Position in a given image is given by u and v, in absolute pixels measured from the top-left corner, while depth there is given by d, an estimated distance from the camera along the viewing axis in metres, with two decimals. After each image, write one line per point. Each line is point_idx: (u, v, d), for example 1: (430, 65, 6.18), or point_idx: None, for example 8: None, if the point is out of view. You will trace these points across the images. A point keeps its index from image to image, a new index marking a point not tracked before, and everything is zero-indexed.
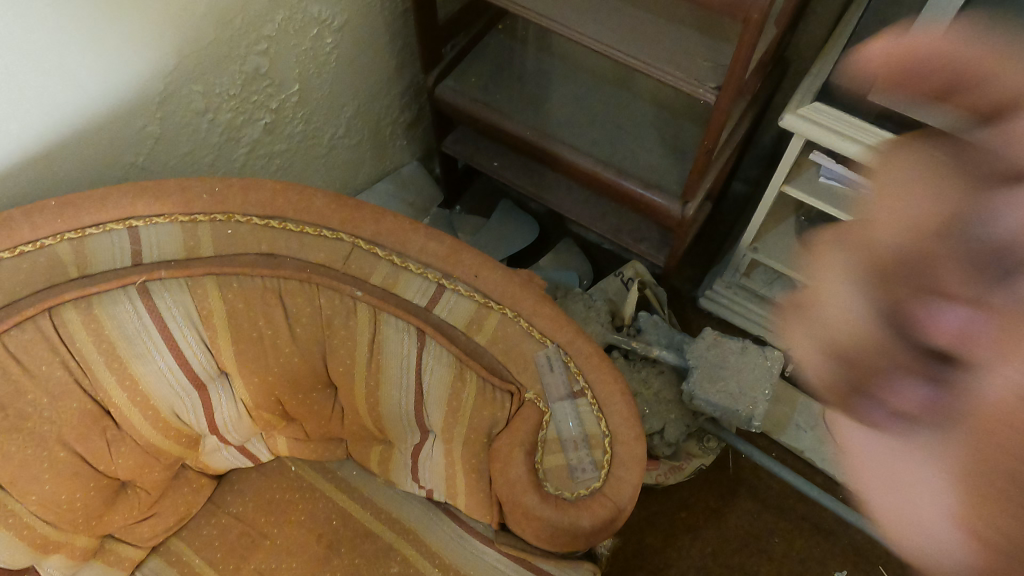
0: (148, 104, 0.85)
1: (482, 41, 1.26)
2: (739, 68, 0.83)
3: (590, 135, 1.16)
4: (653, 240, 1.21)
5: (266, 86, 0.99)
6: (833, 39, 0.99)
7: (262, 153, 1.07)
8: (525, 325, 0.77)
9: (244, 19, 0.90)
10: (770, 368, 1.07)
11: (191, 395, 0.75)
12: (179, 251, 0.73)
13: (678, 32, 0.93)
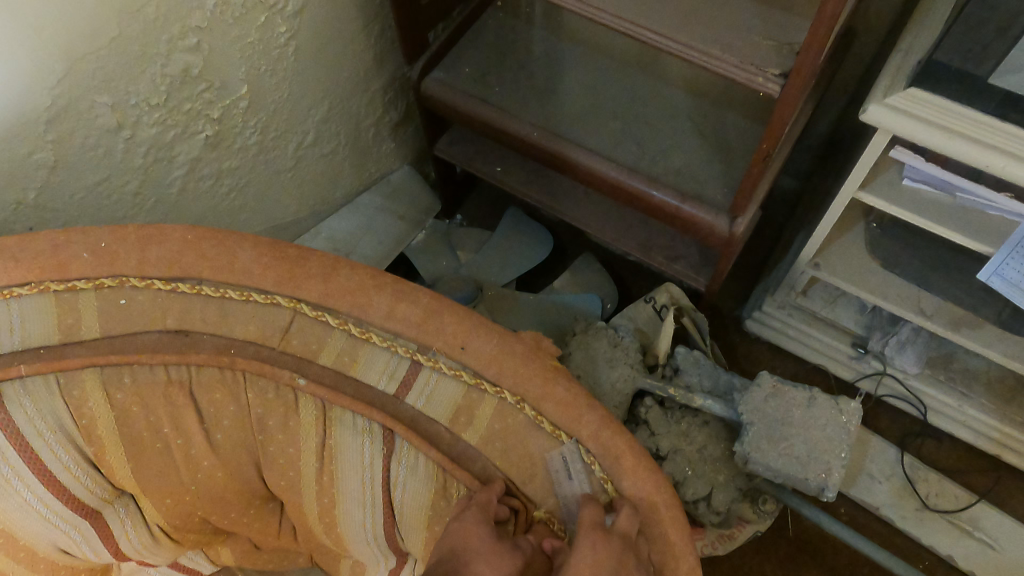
0: (32, 124, 0.65)
1: (477, 22, 1.04)
2: (815, 47, 0.60)
3: (612, 134, 0.94)
4: (692, 259, 0.99)
5: (201, 90, 0.79)
6: (929, 3, 0.76)
7: (205, 173, 0.86)
8: (533, 414, 0.56)
9: (161, 7, 0.69)
10: (846, 425, 0.85)
11: (79, 530, 0.55)
12: (51, 334, 0.53)
13: (727, 1, 0.70)
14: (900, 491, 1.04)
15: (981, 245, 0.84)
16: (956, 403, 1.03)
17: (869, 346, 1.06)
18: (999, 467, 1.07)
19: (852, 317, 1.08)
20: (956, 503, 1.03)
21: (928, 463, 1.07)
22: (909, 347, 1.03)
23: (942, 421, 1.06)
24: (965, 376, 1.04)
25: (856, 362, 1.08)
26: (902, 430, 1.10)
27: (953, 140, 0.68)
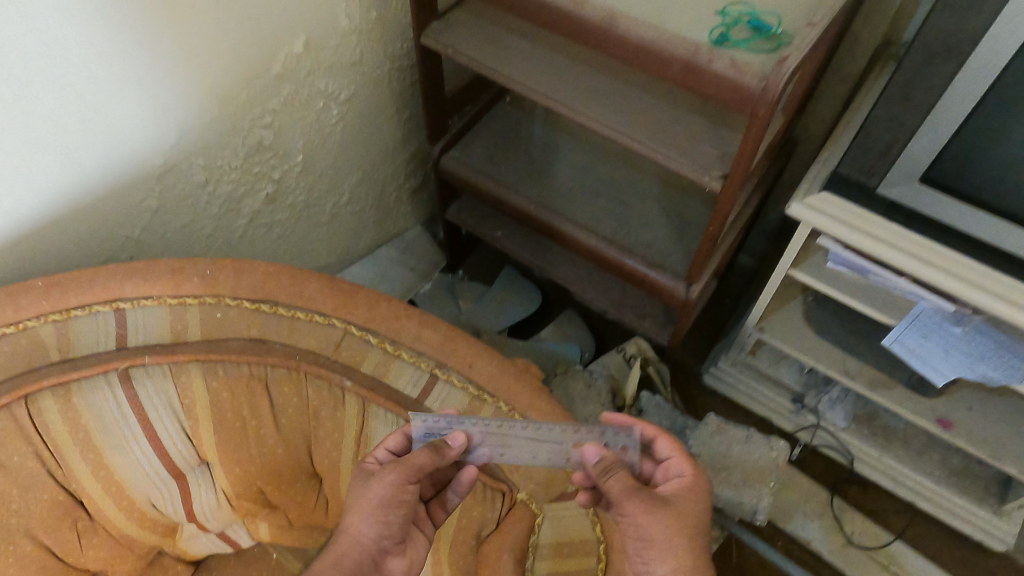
0: (147, 179, 0.84)
1: (488, 113, 1.26)
2: (744, 160, 0.81)
3: (595, 211, 1.15)
4: (657, 317, 1.19)
5: (269, 157, 0.99)
6: (843, 127, 0.98)
7: (262, 222, 1.06)
8: (521, 419, 0.74)
9: (250, 94, 0.90)
10: (775, 458, 1.03)
11: (169, 486, 0.72)
12: (165, 334, 0.70)
13: (684, 117, 0.92)
14: (829, 529, 1.21)
15: (885, 318, 1.04)
16: (876, 454, 1.21)
17: (805, 401, 1.25)
18: (915, 513, 1.24)
19: (793, 377, 1.28)
20: (877, 542, 1.20)
21: (855, 506, 1.24)
22: (840, 405, 1.22)
23: (865, 469, 1.24)
24: (885, 431, 1.22)
25: (795, 416, 1.26)
26: (834, 476, 1.28)
27: (851, 232, 0.89)
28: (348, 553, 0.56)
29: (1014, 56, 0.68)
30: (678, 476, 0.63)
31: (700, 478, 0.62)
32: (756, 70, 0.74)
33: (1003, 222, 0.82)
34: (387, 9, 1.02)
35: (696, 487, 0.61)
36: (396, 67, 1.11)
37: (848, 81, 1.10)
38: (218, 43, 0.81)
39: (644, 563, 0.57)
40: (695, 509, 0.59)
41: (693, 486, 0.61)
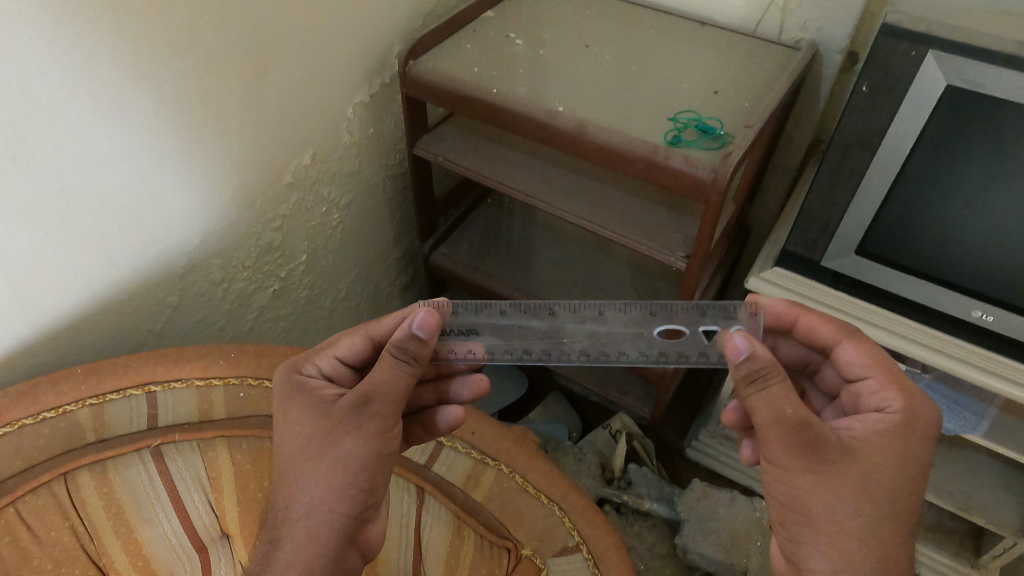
0: (171, 276, 0.93)
1: (472, 213, 1.39)
2: (703, 242, 0.92)
3: (574, 295, 1.25)
4: (638, 392, 1.27)
5: (277, 257, 1.08)
6: (786, 214, 1.12)
7: (268, 317, 1.14)
8: (520, 480, 0.85)
9: (263, 200, 1.00)
10: (759, 519, 1.13)
11: (191, 559, 0.75)
12: (192, 415, 0.80)
13: (648, 207, 1.05)
14: None
15: None
16: None
17: None
18: None
19: None
20: None
21: None
22: None
23: None
24: None
25: None
26: None
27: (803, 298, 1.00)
28: (320, 534, 0.59)
29: (916, 142, 0.82)
30: (883, 409, 0.61)
31: (912, 421, 0.59)
32: (706, 164, 0.87)
33: (945, 288, 0.94)
34: (382, 125, 1.16)
35: (899, 426, 0.59)
36: (389, 175, 1.24)
37: (788, 174, 1.26)
38: (239, 158, 0.92)
39: (795, 542, 0.58)
40: (897, 484, 0.57)
41: (904, 436, 0.58)
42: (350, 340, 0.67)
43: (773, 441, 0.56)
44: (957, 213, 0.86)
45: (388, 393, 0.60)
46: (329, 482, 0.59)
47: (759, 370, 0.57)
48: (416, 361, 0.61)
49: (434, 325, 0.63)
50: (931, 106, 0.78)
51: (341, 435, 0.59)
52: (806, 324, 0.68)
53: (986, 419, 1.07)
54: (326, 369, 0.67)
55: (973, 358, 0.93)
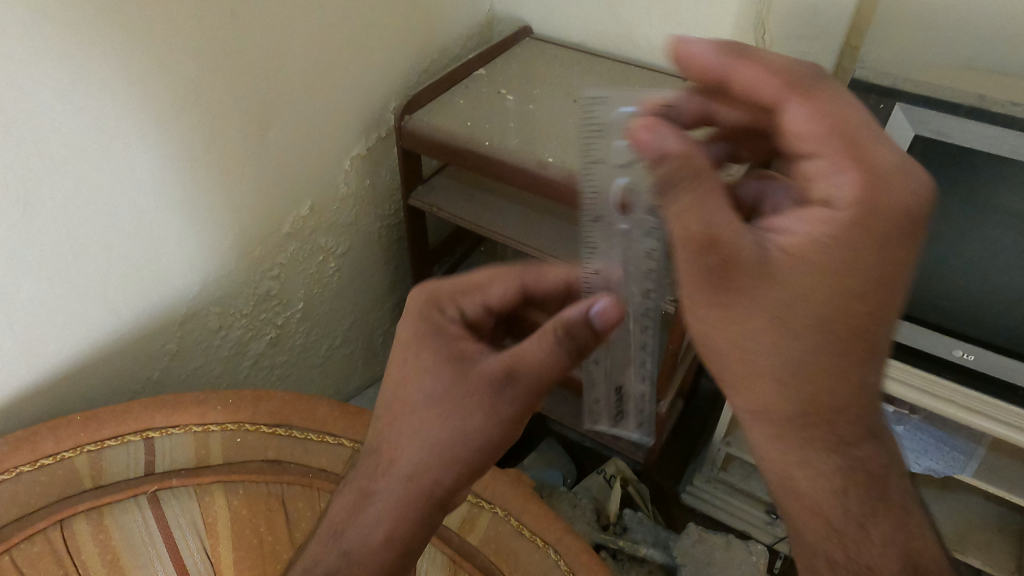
0: (170, 324, 0.94)
1: (466, 261, 1.42)
2: None
3: None
4: (632, 436, 1.28)
5: (274, 305, 1.10)
6: None
7: (264, 364, 1.15)
8: (516, 523, 0.85)
9: (263, 250, 1.03)
10: (756, 562, 1.13)
11: None
12: (189, 460, 0.79)
13: None
14: None
15: None
16: None
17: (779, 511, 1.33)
18: None
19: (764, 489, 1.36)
20: None
21: None
22: None
23: None
24: None
25: (771, 526, 1.34)
26: None
27: None
28: (419, 497, 0.58)
29: None
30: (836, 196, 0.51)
31: (872, 221, 0.49)
32: None
33: (933, 331, 0.98)
34: (378, 176, 1.20)
35: (850, 228, 0.49)
36: (385, 224, 1.27)
37: None
38: (240, 208, 0.95)
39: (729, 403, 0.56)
40: (839, 299, 0.50)
41: (858, 232, 0.49)
42: (500, 286, 0.64)
43: (686, 275, 0.51)
44: (935, 256, 0.92)
45: (541, 374, 0.57)
46: (437, 461, 0.57)
47: (666, 173, 0.51)
48: (579, 354, 0.58)
49: (614, 319, 0.58)
50: (902, 152, 0.83)
51: (473, 407, 0.57)
52: (744, 74, 0.55)
53: (975, 458, 1.09)
54: (468, 313, 0.64)
55: (964, 400, 0.96)
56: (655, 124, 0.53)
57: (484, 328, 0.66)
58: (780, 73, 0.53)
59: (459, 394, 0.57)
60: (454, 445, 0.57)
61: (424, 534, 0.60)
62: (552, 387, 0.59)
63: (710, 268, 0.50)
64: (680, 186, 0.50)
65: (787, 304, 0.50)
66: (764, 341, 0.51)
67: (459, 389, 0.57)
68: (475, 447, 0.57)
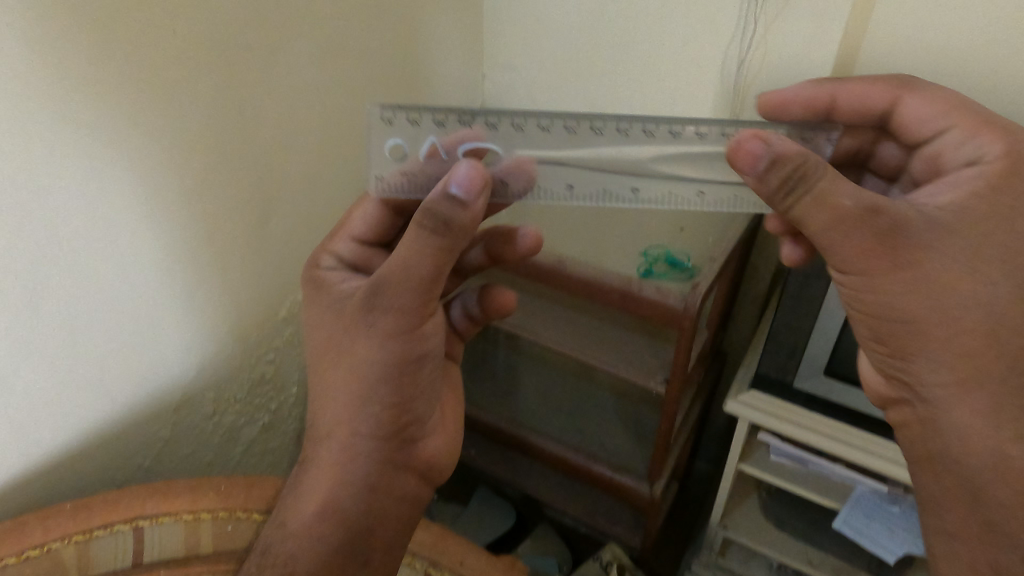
0: (165, 410, 0.95)
1: None
2: (679, 367, 0.97)
3: (561, 422, 1.28)
4: (627, 520, 1.28)
5: (268, 390, 1.11)
6: (756, 341, 1.19)
7: (256, 449, 1.15)
8: None
9: (259, 335, 1.05)
10: None
11: None
12: (178, 550, 0.79)
13: (626, 333, 1.10)
14: None
15: (832, 502, 1.12)
16: None
17: None
18: None
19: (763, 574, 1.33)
20: None
21: None
22: None
23: None
24: None
25: None
26: None
27: (780, 422, 1.03)
28: (348, 442, 0.67)
29: None
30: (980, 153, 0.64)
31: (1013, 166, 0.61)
32: (676, 294, 0.93)
33: None
34: None
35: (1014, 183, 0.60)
36: None
37: (756, 303, 1.34)
38: (238, 294, 0.98)
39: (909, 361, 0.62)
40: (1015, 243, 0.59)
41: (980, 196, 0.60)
42: (364, 210, 0.79)
43: (845, 245, 0.57)
44: None
45: (410, 270, 0.60)
46: (358, 394, 0.66)
47: (784, 172, 0.57)
48: (449, 232, 0.58)
49: (476, 182, 0.56)
50: None
51: (357, 336, 0.65)
52: (796, 108, 0.76)
53: None
54: (343, 252, 0.78)
55: None
56: (761, 134, 0.59)
57: (367, 260, 0.79)
58: (890, 83, 0.74)
59: (344, 328, 0.67)
60: (358, 373, 0.65)
61: (389, 460, 0.69)
62: (443, 271, 0.61)
63: (855, 228, 0.56)
64: (807, 179, 0.56)
65: (974, 260, 0.58)
66: (922, 308, 0.58)
67: (345, 322, 0.66)
68: (374, 373, 0.65)
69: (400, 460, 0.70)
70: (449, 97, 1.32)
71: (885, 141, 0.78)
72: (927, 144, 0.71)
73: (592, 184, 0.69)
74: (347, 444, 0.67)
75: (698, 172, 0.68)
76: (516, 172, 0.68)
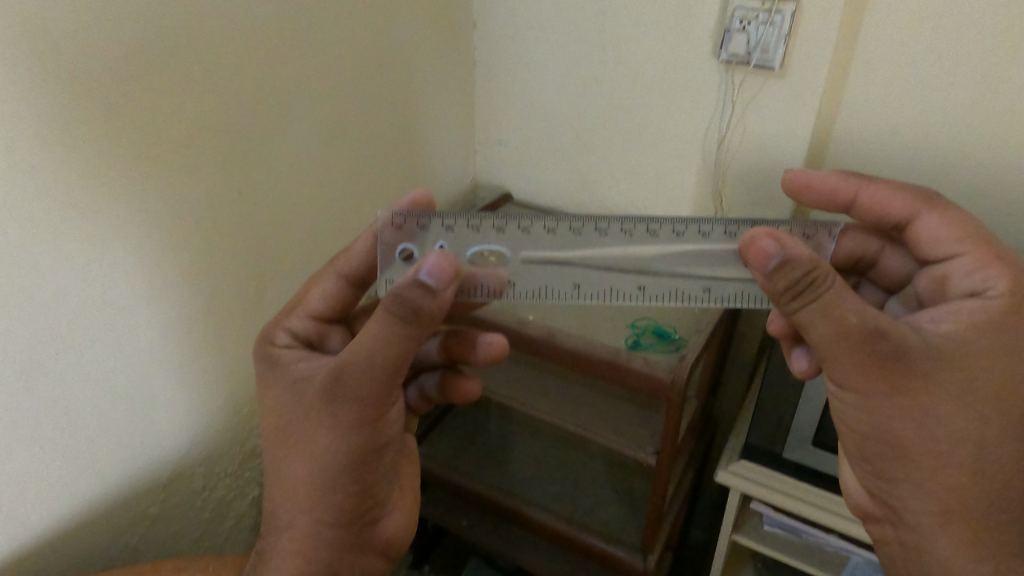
0: (154, 487, 0.94)
1: (450, 412, 1.45)
2: (668, 438, 0.97)
3: (553, 493, 1.27)
4: None
5: (258, 463, 1.11)
6: (745, 410, 1.19)
7: (245, 524, 1.13)
8: None
9: (251, 408, 1.05)
10: None
11: None
12: None
13: (616, 404, 1.12)
14: None
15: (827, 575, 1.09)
16: None
17: None
18: None
19: None
20: None
21: None
22: None
23: None
24: None
25: None
26: None
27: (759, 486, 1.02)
28: (312, 531, 0.66)
29: None
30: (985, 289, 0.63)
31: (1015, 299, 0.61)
32: (663, 366, 0.95)
33: None
34: None
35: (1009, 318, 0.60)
36: None
37: (745, 372, 1.35)
38: (232, 369, 0.99)
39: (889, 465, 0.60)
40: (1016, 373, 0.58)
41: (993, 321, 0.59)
42: (323, 287, 0.75)
43: (850, 360, 0.55)
44: None
45: (372, 356, 0.59)
46: (319, 485, 0.65)
47: (796, 277, 0.55)
48: (417, 319, 0.56)
49: (448, 271, 0.55)
50: None
51: (319, 427, 0.63)
52: (828, 184, 0.71)
53: None
54: (297, 328, 0.75)
55: None
56: (774, 233, 0.56)
57: (321, 336, 0.76)
58: (913, 194, 0.70)
59: (305, 413, 0.64)
60: (321, 466, 0.64)
61: (344, 543, 0.68)
62: (406, 358, 0.60)
63: (855, 349, 0.54)
64: (819, 287, 0.54)
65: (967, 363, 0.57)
66: (920, 411, 0.56)
67: (306, 407, 0.64)
68: (337, 466, 0.64)
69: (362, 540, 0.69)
70: (443, 172, 1.37)
71: (891, 253, 0.75)
72: (936, 265, 0.69)
73: (596, 283, 0.71)
74: (310, 534, 0.66)
75: (699, 270, 0.70)
76: (520, 272, 0.70)
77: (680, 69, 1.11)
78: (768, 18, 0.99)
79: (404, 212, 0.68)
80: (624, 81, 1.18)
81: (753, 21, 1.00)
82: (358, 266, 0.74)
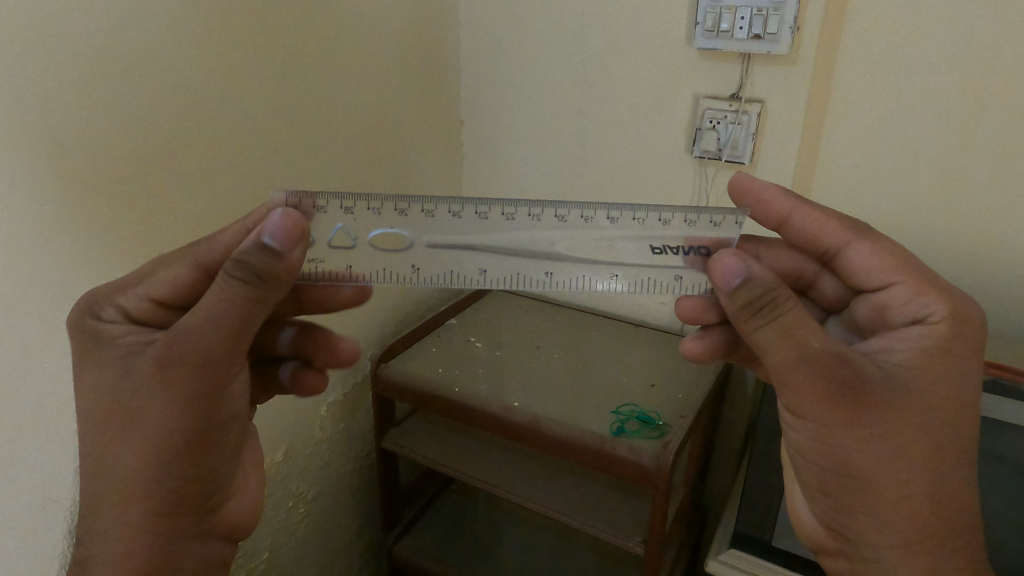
0: None
1: (436, 500, 1.43)
2: (658, 527, 0.96)
3: None
4: None
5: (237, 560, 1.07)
6: (732, 496, 1.19)
7: None
8: None
9: None
10: None
11: None
12: None
13: (602, 491, 1.11)
14: None
15: None
16: None
17: None
18: None
19: None
20: None
21: None
22: None
23: None
24: None
25: None
26: None
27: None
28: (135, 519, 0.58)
29: None
30: (924, 316, 0.60)
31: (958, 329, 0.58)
32: (648, 451, 0.95)
33: None
34: (352, 420, 1.27)
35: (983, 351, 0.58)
36: (355, 466, 1.30)
37: (731, 456, 1.35)
38: None
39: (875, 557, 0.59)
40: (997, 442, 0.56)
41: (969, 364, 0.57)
42: (171, 271, 0.65)
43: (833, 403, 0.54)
44: None
45: (211, 323, 0.54)
46: (143, 469, 0.57)
47: (756, 294, 0.55)
48: (261, 285, 0.54)
49: (292, 232, 0.54)
50: None
51: (144, 400, 0.56)
52: (762, 194, 0.68)
53: None
54: (130, 308, 0.65)
55: None
56: (741, 256, 0.58)
57: (160, 317, 0.66)
58: (847, 223, 0.67)
59: (131, 393, 0.57)
60: (142, 444, 0.57)
61: (173, 535, 0.60)
62: (250, 326, 0.56)
63: (815, 381, 0.54)
64: (777, 308, 0.54)
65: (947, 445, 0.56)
66: (906, 496, 0.56)
67: (131, 386, 0.57)
68: (164, 445, 0.57)
69: (194, 544, 0.63)
70: None
71: (828, 277, 0.72)
72: (872, 292, 0.65)
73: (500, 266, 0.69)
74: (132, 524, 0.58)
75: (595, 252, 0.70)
76: (424, 256, 0.69)
77: (657, 163, 1.18)
78: (735, 119, 1.06)
79: (299, 194, 0.66)
80: (605, 175, 1.25)
81: (722, 120, 1.07)
82: (211, 246, 0.65)
